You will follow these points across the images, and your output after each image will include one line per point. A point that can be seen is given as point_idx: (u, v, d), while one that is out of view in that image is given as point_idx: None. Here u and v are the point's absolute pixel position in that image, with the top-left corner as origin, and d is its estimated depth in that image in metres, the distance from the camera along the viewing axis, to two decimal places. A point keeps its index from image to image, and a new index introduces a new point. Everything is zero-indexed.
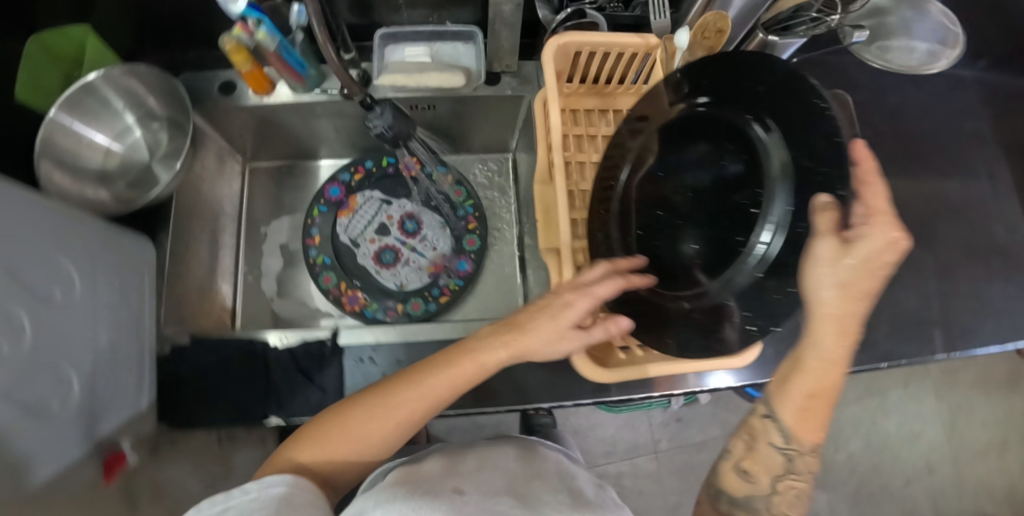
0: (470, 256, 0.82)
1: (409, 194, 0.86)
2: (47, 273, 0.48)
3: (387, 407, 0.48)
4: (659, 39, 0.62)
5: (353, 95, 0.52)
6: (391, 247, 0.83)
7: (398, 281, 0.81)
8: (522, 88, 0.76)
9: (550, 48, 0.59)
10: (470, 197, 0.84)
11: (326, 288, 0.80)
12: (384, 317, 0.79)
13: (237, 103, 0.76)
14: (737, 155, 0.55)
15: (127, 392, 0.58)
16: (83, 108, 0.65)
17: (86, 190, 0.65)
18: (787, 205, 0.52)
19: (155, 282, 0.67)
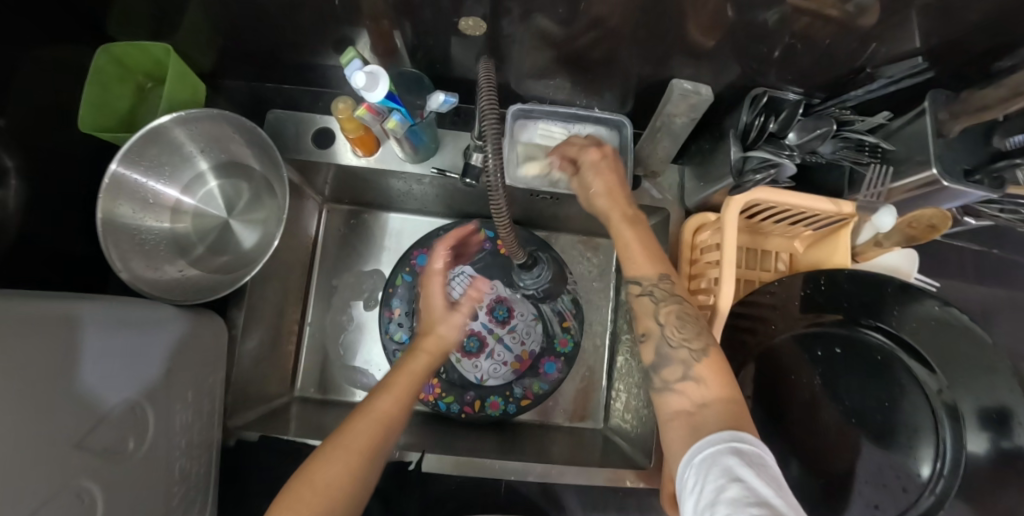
0: (559, 358, 0.76)
1: (502, 275, 0.78)
2: (125, 424, 0.42)
3: (338, 450, 0.43)
4: (853, 207, 0.56)
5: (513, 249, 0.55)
6: (475, 333, 0.75)
7: (480, 375, 0.74)
8: (661, 199, 0.67)
9: (737, 205, 0.53)
10: (570, 291, 0.78)
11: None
12: (459, 414, 0.71)
13: (331, 157, 0.65)
14: (891, 393, 0.53)
15: (194, 507, 0.53)
16: (152, 159, 0.55)
17: (159, 265, 0.56)
18: (947, 450, 0.49)
19: (226, 369, 0.60)
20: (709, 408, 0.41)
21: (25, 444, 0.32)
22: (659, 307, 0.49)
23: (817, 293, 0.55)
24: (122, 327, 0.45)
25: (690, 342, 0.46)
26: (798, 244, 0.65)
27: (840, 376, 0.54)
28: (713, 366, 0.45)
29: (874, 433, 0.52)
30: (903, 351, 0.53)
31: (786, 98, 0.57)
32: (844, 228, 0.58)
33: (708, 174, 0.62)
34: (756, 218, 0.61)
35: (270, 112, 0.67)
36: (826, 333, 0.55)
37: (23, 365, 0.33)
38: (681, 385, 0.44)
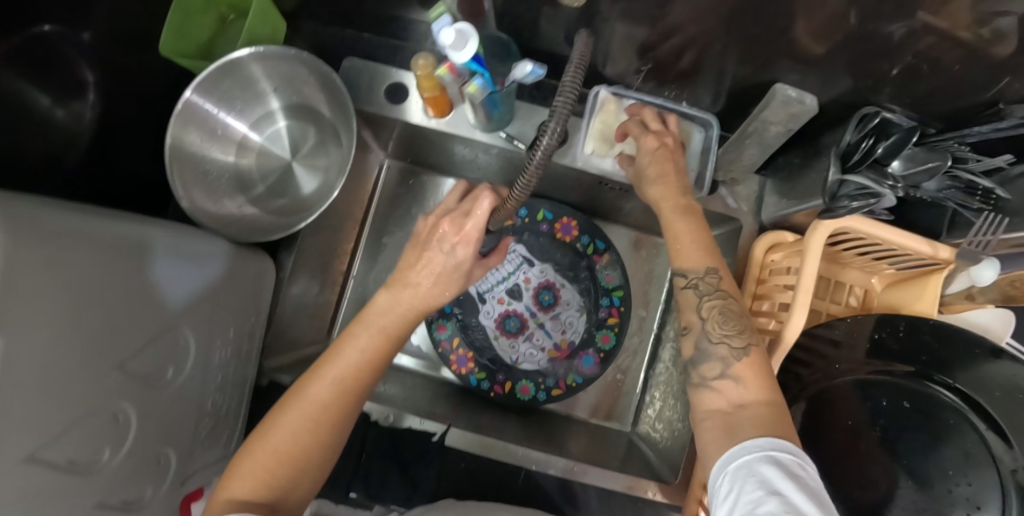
0: (599, 354, 0.73)
1: (555, 261, 0.77)
2: (161, 355, 0.45)
3: (298, 407, 0.40)
4: (953, 253, 0.51)
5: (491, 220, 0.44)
6: (517, 314, 0.76)
7: (515, 357, 0.74)
8: (735, 209, 0.64)
9: (824, 232, 0.49)
10: (622, 287, 0.75)
11: (437, 339, 0.72)
12: (488, 392, 0.72)
13: (402, 114, 0.63)
14: (954, 454, 0.47)
15: (220, 438, 0.55)
16: (225, 93, 0.55)
17: (221, 200, 0.56)
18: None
19: (267, 310, 0.60)
20: (747, 410, 0.38)
21: (69, 360, 0.34)
22: (702, 301, 0.45)
23: (888, 338, 0.51)
24: (181, 261, 0.46)
25: (732, 337, 0.43)
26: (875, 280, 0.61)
27: (898, 428, 0.50)
28: (752, 364, 0.41)
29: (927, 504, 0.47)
30: (977, 415, 0.47)
31: (900, 123, 0.51)
32: (935, 274, 0.53)
33: (796, 189, 0.58)
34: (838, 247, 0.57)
35: (346, 58, 0.65)
36: (888, 381, 0.51)
37: (81, 290, 0.35)
38: (717, 383, 0.41)
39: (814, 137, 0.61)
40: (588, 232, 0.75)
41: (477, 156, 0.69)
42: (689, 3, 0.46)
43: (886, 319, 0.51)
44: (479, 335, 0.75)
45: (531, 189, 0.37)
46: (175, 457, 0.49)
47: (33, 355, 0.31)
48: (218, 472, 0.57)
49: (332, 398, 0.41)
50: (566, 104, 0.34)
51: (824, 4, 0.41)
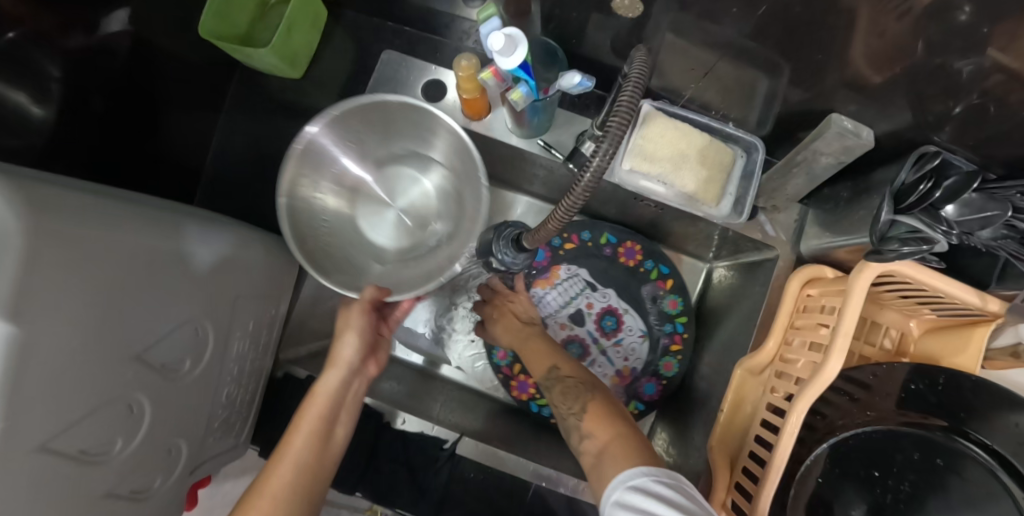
0: (662, 381, 0.69)
1: (619, 286, 0.72)
2: (181, 343, 0.44)
3: (268, 492, 0.40)
4: (1003, 307, 0.48)
5: (526, 239, 0.41)
6: (580, 340, 0.72)
7: None
8: (773, 237, 0.61)
9: (870, 275, 0.47)
10: (686, 313, 0.70)
11: (497, 366, 0.70)
12: (550, 418, 0.69)
13: (438, 112, 0.62)
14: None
15: (232, 428, 0.55)
16: (355, 130, 0.57)
17: (365, 265, 0.61)
18: None
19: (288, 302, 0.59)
20: (605, 453, 0.41)
21: (84, 351, 0.34)
22: (551, 398, 0.53)
23: (925, 392, 0.49)
24: (204, 255, 0.45)
25: (574, 404, 0.50)
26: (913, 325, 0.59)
27: (928, 486, 0.47)
28: (595, 415, 0.47)
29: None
30: (1007, 476, 0.45)
31: (960, 166, 0.49)
32: (982, 326, 0.50)
33: (842, 223, 0.56)
34: (885, 288, 0.55)
35: (385, 51, 0.64)
36: (918, 435, 0.49)
37: (103, 280, 0.34)
38: (581, 447, 0.45)
39: (866, 170, 0.58)
40: (652, 256, 0.70)
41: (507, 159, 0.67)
42: (751, 20, 0.44)
43: (918, 371, 0.50)
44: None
45: (580, 207, 0.35)
46: (187, 447, 0.48)
47: (49, 347, 0.30)
48: (226, 461, 0.57)
49: (303, 472, 0.42)
50: (617, 125, 0.33)
51: (902, 35, 0.39)
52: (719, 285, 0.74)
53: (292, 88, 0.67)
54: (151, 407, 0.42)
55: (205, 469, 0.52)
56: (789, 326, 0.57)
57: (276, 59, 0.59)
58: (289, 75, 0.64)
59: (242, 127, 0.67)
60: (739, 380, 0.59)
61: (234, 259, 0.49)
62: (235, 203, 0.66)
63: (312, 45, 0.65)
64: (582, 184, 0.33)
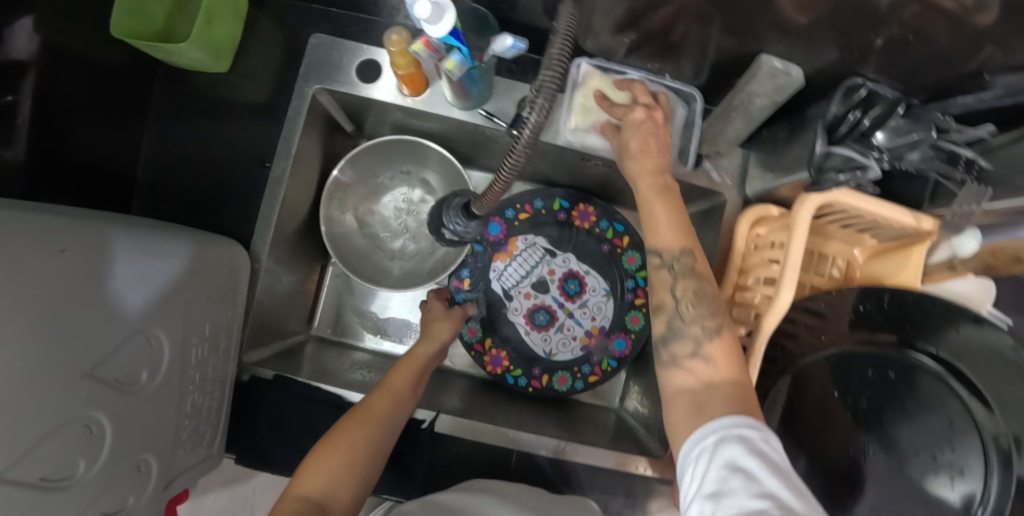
0: (630, 336, 0.72)
1: (577, 248, 0.74)
2: (134, 355, 0.42)
3: (355, 426, 0.49)
4: (935, 225, 0.52)
5: (476, 205, 0.41)
6: (546, 307, 0.74)
7: (548, 348, 0.74)
8: (720, 183, 0.63)
9: (812, 206, 0.49)
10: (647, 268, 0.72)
11: (468, 343, 0.71)
12: (526, 387, 0.71)
13: (376, 93, 0.61)
14: (931, 424, 0.48)
15: (203, 439, 0.53)
16: (369, 171, 0.70)
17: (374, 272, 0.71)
18: (981, 490, 0.44)
19: (246, 304, 0.58)
20: (718, 389, 0.39)
21: (31, 371, 0.32)
22: (676, 280, 0.45)
23: (874, 315, 0.52)
24: (139, 264, 0.42)
25: (704, 319, 0.43)
26: (857, 252, 0.62)
27: (886, 401, 0.50)
28: (726, 348, 0.42)
29: (920, 480, 0.48)
30: (954, 379, 0.48)
31: (887, 94, 0.50)
32: (918, 245, 0.54)
33: (780, 162, 0.58)
34: (829, 219, 0.57)
35: (313, 34, 0.61)
36: (875, 352, 0.51)
37: (36, 300, 0.32)
38: (689, 362, 0.42)
39: (799, 108, 0.59)
40: (607, 216, 0.72)
41: (450, 133, 0.67)
42: None
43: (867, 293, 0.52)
44: (508, 331, 0.74)
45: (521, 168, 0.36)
46: (157, 462, 0.47)
47: None
48: (202, 472, 0.55)
49: (384, 416, 0.51)
50: (551, 81, 0.34)
51: None
52: None
53: (219, 82, 0.64)
54: (108, 429, 0.40)
55: (181, 483, 0.51)
56: (742, 265, 0.59)
57: (196, 53, 0.57)
58: (214, 69, 0.62)
59: (170, 130, 0.63)
60: None
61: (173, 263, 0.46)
62: (172, 208, 0.62)
63: (236, 35, 0.62)
64: (519, 145, 0.35)
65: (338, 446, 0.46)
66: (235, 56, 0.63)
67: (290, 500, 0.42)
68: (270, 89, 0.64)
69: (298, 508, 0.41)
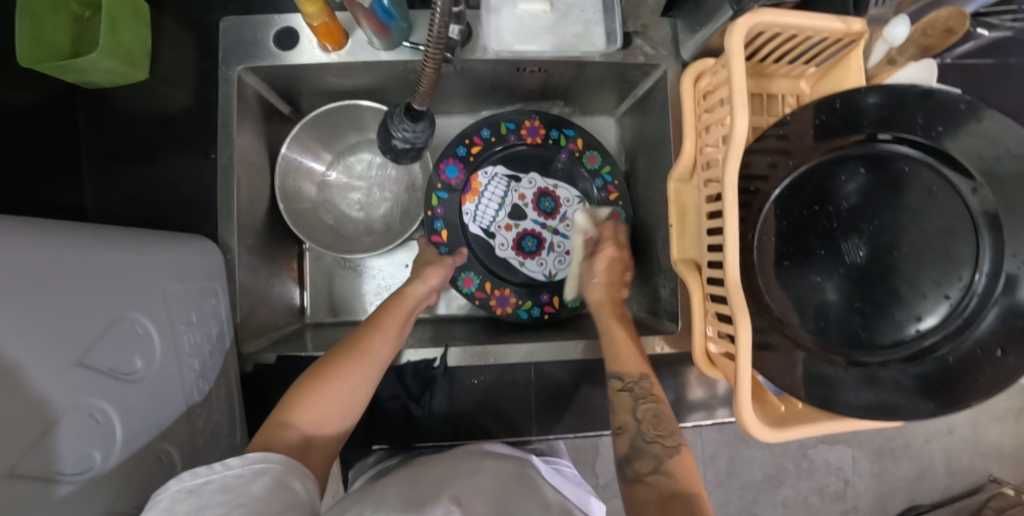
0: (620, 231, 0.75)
1: (540, 165, 0.77)
2: (126, 344, 0.40)
3: (349, 365, 0.51)
4: (864, 24, 0.51)
5: (415, 100, 0.41)
6: (530, 233, 0.77)
7: (547, 271, 0.77)
8: (654, 55, 0.64)
9: (741, 31, 0.48)
10: (609, 162, 0.76)
11: (469, 293, 0.73)
12: (541, 315, 0.75)
13: (299, 57, 0.60)
14: (914, 213, 0.49)
15: (222, 433, 0.52)
16: (312, 145, 0.72)
17: (347, 243, 0.75)
18: (984, 255, 0.46)
19: (228, 293, 0.57)
20: (676, 501, 0.42)
21: (38, 351, 0.31)
22: (636, 405, 0.53)
23: (831, 122, 0.51)
24: (107, 255, 0.40)
25: (662, 437, 0.49)
26: (804, 84, 0.63)
27: (872, 202, 0.50)
28: (681, 464, 0.47)
29: (911, 261, 0.49)
30: (947, 167, 0.48)
31: None
32: (854, 50, 0.54)
33: (704, 14, 0.59)
34: (762, 55, 0.58)
35: (223, 18, 0.60)
36: (844, 156, 0.51)
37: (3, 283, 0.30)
38: (650, 477, 0.46)
39: None
40: (555, 125, 0.75)
41: (385, 82, 0.67)
42: None
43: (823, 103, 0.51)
44: (503, 269, 0.76)
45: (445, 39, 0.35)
46: (179, 456, 0.45)
47: None
48: None
49: (375, 352, 0.53)
50: None
51: None
52: (630, 132, 0.78)
53: (143, 91, 0.62)
54: (121, 419, 0.39)
55: None
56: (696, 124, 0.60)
57: (113, 63, 0.55)
58: (134, 79, 0.60)
59: (109, 149, 0.62)
60: (675, 192, 0.62)
61: (136, 253, 0.44)
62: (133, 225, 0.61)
63: (146, 40, 0.60)
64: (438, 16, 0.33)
65: (323, 386, 0.48)
66: (150, 61, 0.62)
67: (277, 429, 0.45)
68: (196, 85, 0.63)
69: (286, 442, 0.43)
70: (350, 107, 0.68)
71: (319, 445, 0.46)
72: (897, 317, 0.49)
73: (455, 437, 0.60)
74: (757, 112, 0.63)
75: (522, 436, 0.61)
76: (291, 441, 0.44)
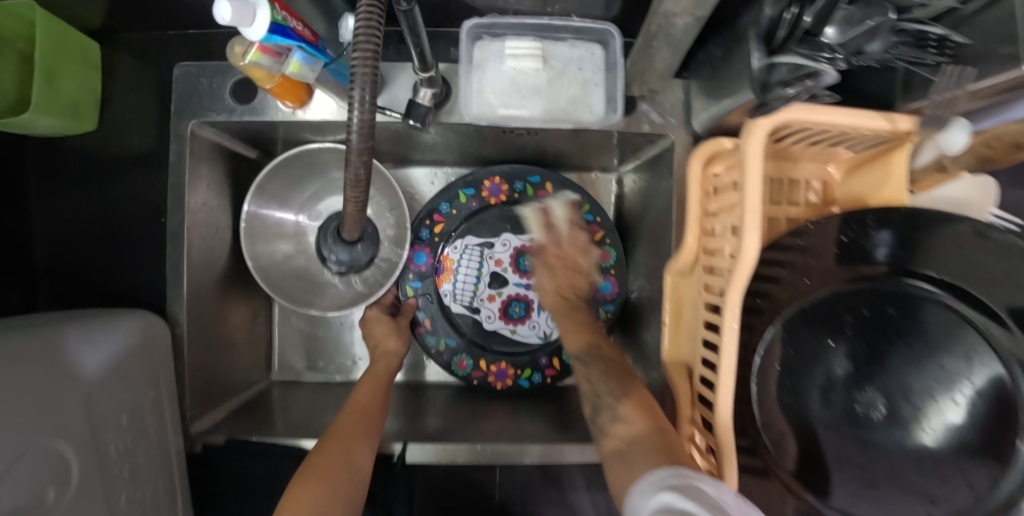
0: (610, 274, 0.69)
1: (511, 225, 0.71)
2: (43, 472, 0.37)
3: (336, 443, 0.49)
4: (912, 123, 0.43)
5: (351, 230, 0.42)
6: (517, 298, 0.72)
7: (541, 331, 0.72)
8: (662, 123, 0.56)
9: (763, 134, 0.39)
10: (586, 201, 0.69)
11: (466, 376, 0.69)
12: (545, 380, 0.70)
13: (259, 114, 0.54)
14: (952, 371, 0.40)
15: None
16: (274, 196, 0.64)
17: (314, 292, 0.66)
18: None
19: (174, 373, 0.53)
20: (636, 454, 0.40)
21: None
22: (593, 384, 0.51)
23: (857, 242, 0.44)
24: (17, 375, 0.36)
25: (618, 406, 0.46)
26: (831, 168, 0.54)
27: (897, 348, 0.42)
28: (637, 403, 0.45)
29: (939, 429, 0.40)
30: (968, 307, 0.40)
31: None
32: (898, 150, 0.45)
33: (722, 87, 0.50)
34: (783, 141, 0.49)
35: (177, 64, 0.55)
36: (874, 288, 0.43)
37: None
38: (611, 430, 0.44)
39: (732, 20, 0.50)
40: (516, 176, 0.69)
41: None
42: None
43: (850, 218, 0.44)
44: (493, 341, 0.71)
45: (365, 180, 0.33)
46: None
47: None
48: None
49: (362, 426, 0.52)
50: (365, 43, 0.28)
51: None
52: (630, 191, 0.70)
53: (90, 140, 0.57)
54: None
55: None
56: (700, 215, 0.51)
57: (56, 122, 0.50)
58: (82, 130, 0.55)
59: (56, 205, 0.57)
60: (672, 285, 0.55)
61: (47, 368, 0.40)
62: (83, 289, 0.57)
63: (94, 87, 0.54)
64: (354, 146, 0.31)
65: (316, 472, 0.45)
66: (101, 109, 0.56)
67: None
68: (151, 135, 0.57)
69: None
70: (310, 155, 0.62)
71: None
72: (922, 487, 0.41)
73: None
74: (778, 197, 0.54)
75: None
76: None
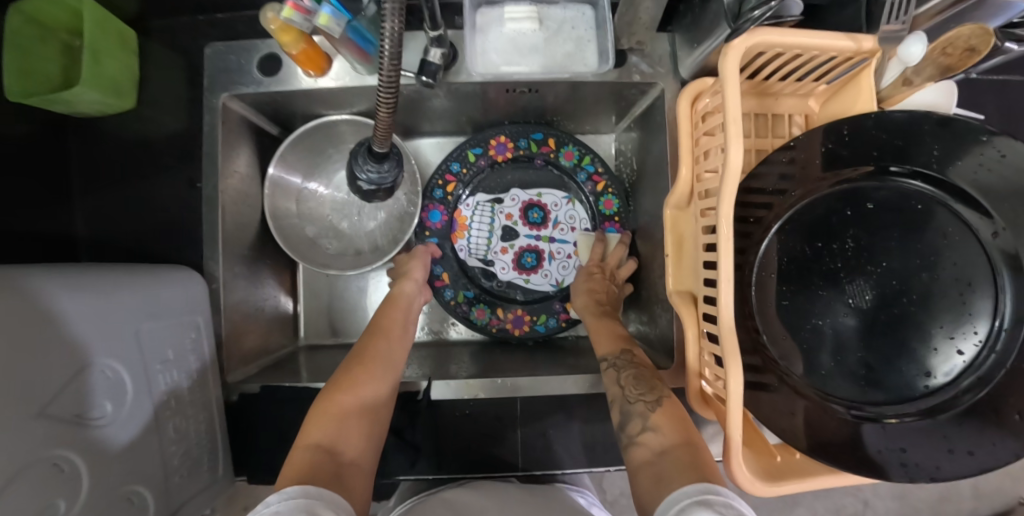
0: (613, 219, 0.75)
1: (519, 182, 0.76)
2: (102, 387, 0.40)
3: (359, 371, 0.51)
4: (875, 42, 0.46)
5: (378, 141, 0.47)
6: (529, 248, 0.76)
7: (554, 279, 0.76)
8: (651, 73, 0.61)
9: (737, 53, 0.42)
10: (586, 153, 0.75)
11: (484, 323, 0.73)
12: (558, 324, 0.74)
13: (285, 84, 0.60)
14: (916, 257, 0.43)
15: (202, 462, 0.53)
16: (300, 165, 0.70)
17: (345, 255, 0.72)
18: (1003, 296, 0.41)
19: (211, 324, 0.57)
20: (669, 455, 0.42)
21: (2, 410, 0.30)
22: (619, 374, 0.53)
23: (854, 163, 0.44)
24: (84, 295, 0.40)
25: (643, 395, 0.49)
26: (813, 102, 0.59)
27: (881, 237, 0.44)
28: (668, 415, 0.47)
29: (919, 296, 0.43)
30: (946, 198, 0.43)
31: None
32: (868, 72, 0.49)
33: (700, 32, 0.55)
34: (766, 73, 0.53)
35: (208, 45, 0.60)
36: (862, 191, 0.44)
37: None
38: (641, 437, 0.45)
39: None
40: (522, 134, 0.74)
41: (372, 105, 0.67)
42: None
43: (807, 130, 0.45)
44: (507, 290, 0.75)
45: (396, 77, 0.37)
46: (153, 496, 0.45)
47: None
48: (213, 497, 0.55)
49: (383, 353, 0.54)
50: None
51: None
52: (628, 148, 0.75)
53: (128, 119, 0.63)
54: (96, 461, 0.38)
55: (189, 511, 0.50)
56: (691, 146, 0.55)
57: (101, 96, 0.56)
58: (122, 108, 0.60)
59: (98, 180, 0.62)
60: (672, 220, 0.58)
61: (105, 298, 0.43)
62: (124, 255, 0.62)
63: (133, 69, 0.60)
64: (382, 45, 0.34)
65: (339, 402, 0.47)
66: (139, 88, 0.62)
67: (301, 449, 0.41)
68: (184, 112, 0.63)
69: (311, 454, 0.40)
70: (334, 127, 0.68)
71: (346, 454, 0.42)
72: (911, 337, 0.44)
73: (439, 471, 0.59)
74: (768, 133, 0.59)
75: (507, 475, 0.59)
76: (314, 451, 0.40)
